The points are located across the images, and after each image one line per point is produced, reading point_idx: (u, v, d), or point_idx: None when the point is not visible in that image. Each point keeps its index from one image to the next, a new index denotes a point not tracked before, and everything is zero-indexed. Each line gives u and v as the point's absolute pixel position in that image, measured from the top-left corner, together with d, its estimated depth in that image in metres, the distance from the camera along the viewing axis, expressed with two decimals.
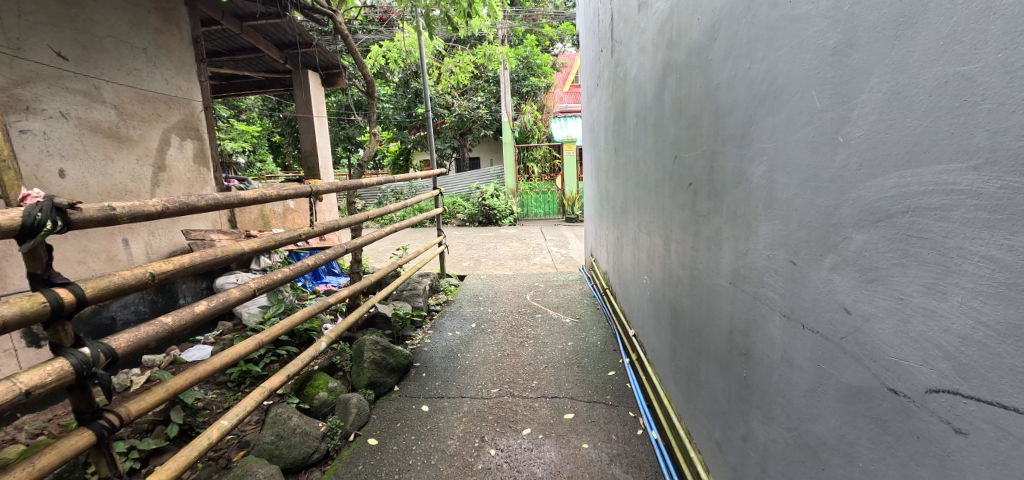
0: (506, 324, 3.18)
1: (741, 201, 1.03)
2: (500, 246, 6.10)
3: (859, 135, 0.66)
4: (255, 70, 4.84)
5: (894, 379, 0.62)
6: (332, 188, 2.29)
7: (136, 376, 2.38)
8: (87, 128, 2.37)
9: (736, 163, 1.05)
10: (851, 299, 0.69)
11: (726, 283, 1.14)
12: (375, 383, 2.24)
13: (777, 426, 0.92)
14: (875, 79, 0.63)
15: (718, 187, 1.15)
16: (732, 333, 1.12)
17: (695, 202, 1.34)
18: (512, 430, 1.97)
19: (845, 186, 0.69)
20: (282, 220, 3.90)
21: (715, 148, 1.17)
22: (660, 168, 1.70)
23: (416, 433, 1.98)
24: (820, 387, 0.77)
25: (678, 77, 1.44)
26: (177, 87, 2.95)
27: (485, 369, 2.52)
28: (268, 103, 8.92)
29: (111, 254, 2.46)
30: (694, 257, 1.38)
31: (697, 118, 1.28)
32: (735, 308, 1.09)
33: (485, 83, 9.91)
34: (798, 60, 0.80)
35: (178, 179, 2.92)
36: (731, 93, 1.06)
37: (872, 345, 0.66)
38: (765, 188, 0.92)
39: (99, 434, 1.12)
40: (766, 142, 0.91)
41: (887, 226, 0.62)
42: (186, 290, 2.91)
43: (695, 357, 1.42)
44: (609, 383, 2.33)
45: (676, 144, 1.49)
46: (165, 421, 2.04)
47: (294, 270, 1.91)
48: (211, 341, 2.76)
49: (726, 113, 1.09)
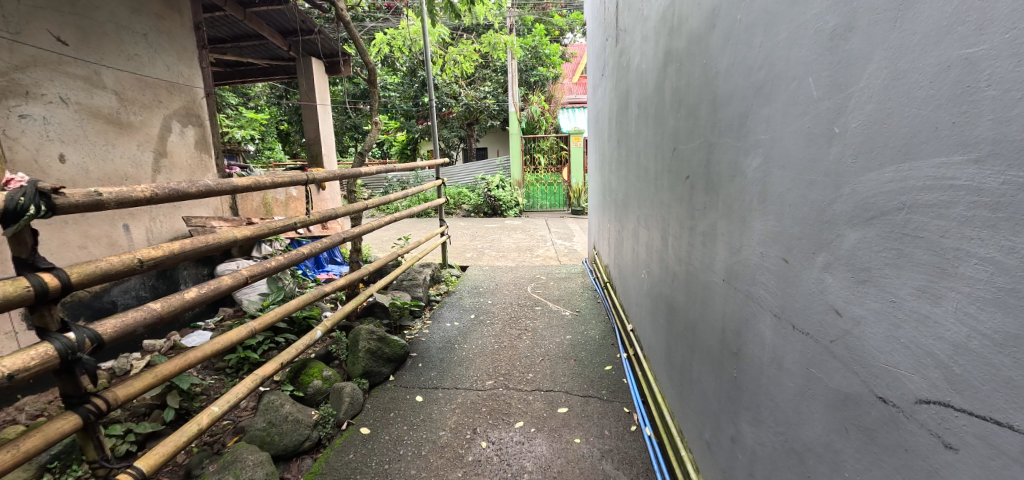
0: (505, 316, 3.16)
1: (736, 196, 0.99)
2: (503, 237, 6.08)
3: (856, 127, 0.62)
4: (260, 58, 4.82)
5: (883, 387, 0.59)
6: (331, 177, 2.26)
7: (137, 360, 2.46)
8: (88, 114, 2.37)
9: (732, 156, 1.01)
10: (842, 301, 0.65)
11: (720, 280, 1.11)
12: (369, 373, 2.24)
13: (765, 430, 0.89)
14: (873, 66, 0.59)
15: (715, 182, 1.12)
16: (724, 332, 1.09)
17: (692, 196, 1.30)
18: (505, 423, 1.96)
19: (840, 180, 0.65)
20: (284, 208, 3.94)
21: (712, 139, 1.13)
22: (659, 162, 1.66)
23: (409, 423, 1.98)
24: (809, 392, 0.74)
25: (678, 67, 1.39)
26: (178, 73, 2.94)
27: (482, 361, 2.51)
28: (275, 91, 8.96)
29: (112, 239, 2.48)
30: (689, 253, 1.35)
31: (696, 109, 1.24)
32: (728, 307, 1.06)
33: (493, 72, 9.83)
34: (796, 46, 0.75)
35: (180, 166, 2.91)
36: (727, 83, 1.03)
37: (861, 350, 0.62)
38: (760, 181, 0.89)
39: (86, 419, 1.13)
40: (762, 134, 0.87)
41: (881, 223, 0.58)
42: (186, 276, 2.93)
43: (689, 356, 1.39)
44: (605, 378, 2.31)
45: (675, 135, 1.45)
46: (162, 405, 2.10)
47: (289, 258, 1.89)
48: (211, 328, 2.80)
49: (723, 103, 1.06)
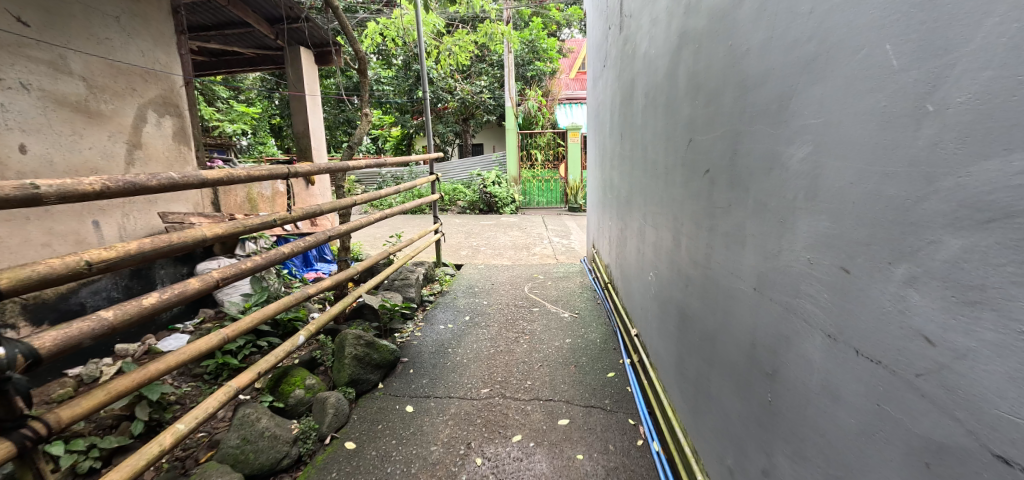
0: (501, 318, 3.02)
1: (772, 192, 0.85)
2: (499, 235, 5.92)
3: (961, 103, 0.49)
4: (247, 47, 4.63)
5: (1003, 443, 0.46)
6: (316, 171, 2.10)
7: (108, 366, 2.31)
8: (53, 101, 2.20)
9: (766, 146, 0.87)
10: (936, 328, 0.52)
11: (748, 288, 0.97)
12: (356, 381, 2.09)
13: (810, 468, 0.76)
14: (992, 21, 0.46)
15: (743, 176, 0.98)
16: (753, 349, 0.95)
17: (712, 192, 1.16)
18: (501, 437, 1.82)
19: (932, 173, 0.52)
20: (270, 204, 3.78)
21: (739, 128, 0.99)
22: (671, 155, 1.52)
23: (398, 437, 1.83)
24: (878, 434, 0.61)
25: (695, 49, 1.25)
26: (154, 60, 2.76)
27: (477, 367, 2.37)
28: (267, 83, 8.76)
29: (80, 237, 2.32)
30: (707, 256, 1.21)
31: (718, 94, 1.10)
32: (760, 319, 0.92)
33: (489, 67, 9.65)
34: (862, 7, 0.61)
35: (156, 159, 2.75)
36: (760, 61, 0.89)
37: (967, 392, 0.49)
38: (806, 174, 0.75)
39: (21, 446, 0.98)
40: (811, 118, 0.73)
41: (1003, 228, 0.45)
42: (164, 275, 2.76)
43: (705, 370, 1.26)
44: (607, 386, 2.17)
45: (691, 124, 1.31)
46: (131, 417, 1.95)
47: (267, 259, 1.74)
48: (189, 331, 2.64)
49: (754, 85, 0.91)
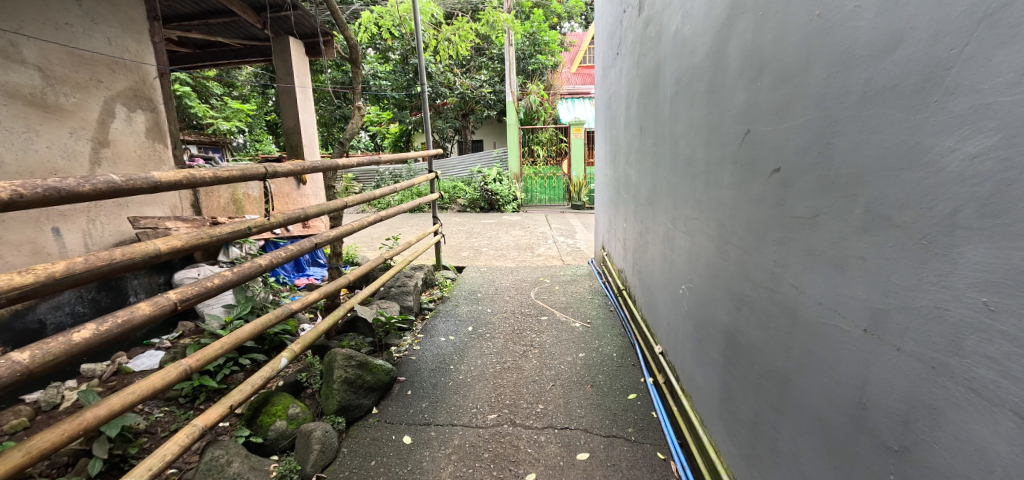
0: (507, 328, 2.77)
1: (906, 200, 0.61)
2: (502, 235, 5.67)
3: None
4: (232, 37, 4.36)
5: None
6: (300, 170, 1.84)
7: (70, 389, 2.07)
8: (3, 94, 1.95)
9: (894, 138, 0.63)
10: None
11: (852, 328, 0.73)
12: (346, 408, 1.85)
13: None
14: None
15: (844, 178, 0.73)
16: (861, 409, 0.71)
17: (784, 197, 0.92)
18: (512, 476, 1.58)
19: None
20: (256, 205, 3.53)
21: (838, 114, 0.74)
22: (715, 150, 1.27)
23: (393, 476, 1.59)
24: None
25: (758, 19, 1.00)
26: (122, 48, 2.51)
27: (482, 388, 2.12)
28: (261, 79, 8.47)
29: (37, 246, 2.07)
30: (774, 276, 0.96)
31: (798, 72, 0.85)
32: (875, 372, 0.68)
33: (489, 60, 9.38)
34: None
35: (126, 157, 2.50)
36: (880, 20, 0.65)
37: None
38: (988, 180, 0.52)
39: None
40: (1003, 98, 0.50)
41: None
42: (137, 286, 2.52)
43: (769, 415, 1.01)
44: (630, 410, 1.93)
45: (748, 112, 1.06)
46: (89, 453, 1.71)
47: (242, 272, 1.49)
48: (166, 347, 2.40)
49: (870, 56, 0.67)
